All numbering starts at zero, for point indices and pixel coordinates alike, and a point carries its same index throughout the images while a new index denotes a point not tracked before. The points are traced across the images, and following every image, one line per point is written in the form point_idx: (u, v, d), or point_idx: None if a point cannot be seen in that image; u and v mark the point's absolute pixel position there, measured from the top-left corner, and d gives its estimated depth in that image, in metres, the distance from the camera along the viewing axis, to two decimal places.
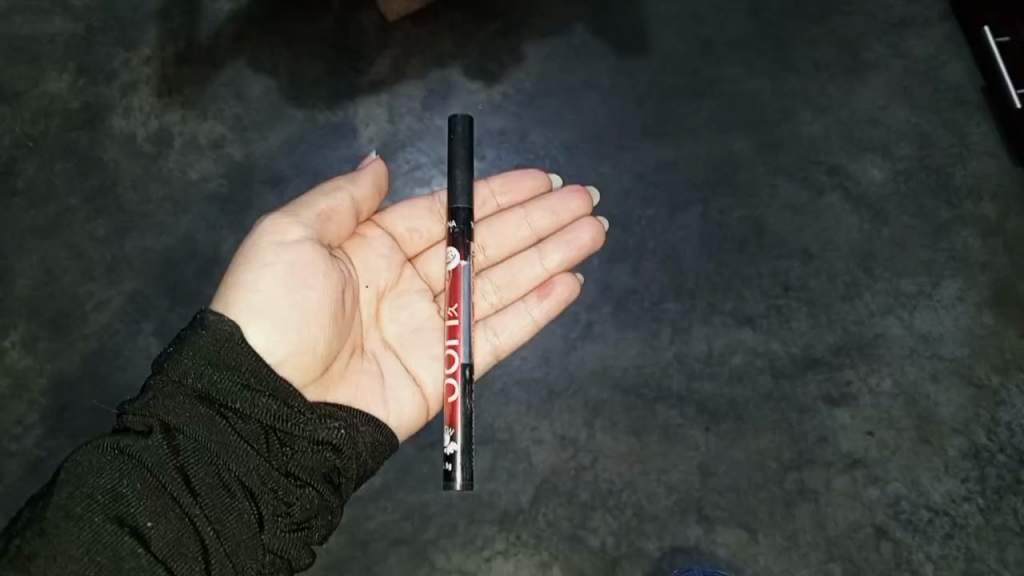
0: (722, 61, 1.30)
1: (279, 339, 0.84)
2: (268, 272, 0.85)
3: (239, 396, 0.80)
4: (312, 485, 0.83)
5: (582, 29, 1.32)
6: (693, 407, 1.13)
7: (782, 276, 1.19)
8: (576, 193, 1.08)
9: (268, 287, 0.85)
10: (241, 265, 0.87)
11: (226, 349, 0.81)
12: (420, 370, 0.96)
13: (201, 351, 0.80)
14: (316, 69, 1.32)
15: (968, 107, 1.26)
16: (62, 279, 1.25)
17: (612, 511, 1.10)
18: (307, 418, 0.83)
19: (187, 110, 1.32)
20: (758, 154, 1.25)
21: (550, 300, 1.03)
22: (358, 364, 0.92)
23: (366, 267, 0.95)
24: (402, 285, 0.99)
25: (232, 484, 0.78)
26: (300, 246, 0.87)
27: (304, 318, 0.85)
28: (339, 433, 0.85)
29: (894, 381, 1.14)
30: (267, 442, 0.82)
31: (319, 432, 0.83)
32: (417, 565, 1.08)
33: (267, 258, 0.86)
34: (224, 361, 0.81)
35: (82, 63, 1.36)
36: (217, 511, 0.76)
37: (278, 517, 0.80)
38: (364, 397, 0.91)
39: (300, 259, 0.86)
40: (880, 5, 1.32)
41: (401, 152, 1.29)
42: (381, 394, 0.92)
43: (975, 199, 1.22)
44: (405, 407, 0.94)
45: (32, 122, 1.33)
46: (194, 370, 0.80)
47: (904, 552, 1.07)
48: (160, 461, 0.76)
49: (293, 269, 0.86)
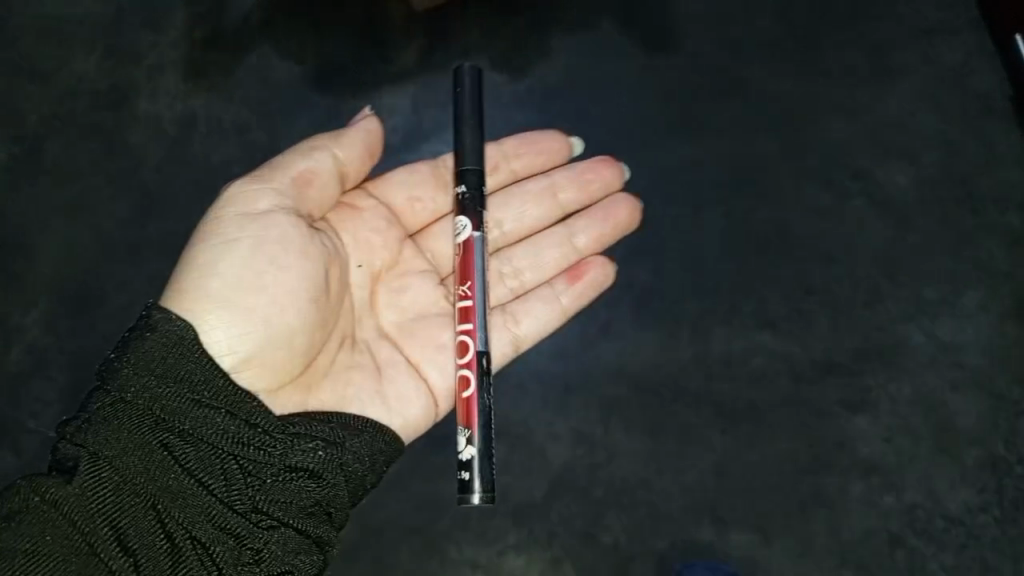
0: (749, 62, 1.29)
1: (246, 333, 0.89)
2: (234, 247, 0.90)
3: (189, 416, 0.82)
4: (284, 523, 0.84)
5: (609, 25, 1.32)
6: (711, 408, 1.13)
7: (804, 279, 1.18)
8: (604, 164, 1.19)
9: (238, 260, 0.90)
10: (209, 239, 0.91)
11: (175, 354, 0.83)
12: (422, 360, 1.02)
13: (149, 353, 0.83)
14: (342, 56, 1.32)
15: (997, 115, 1.25)
16: (85, 258, 1.26)
17: (626, 509, 1.10)
18: (275, 444, 0.85)
19: (213, 94, 1.33)
20: (783, 156, 1.24)
21: (581, 284, 1.14)
22: (348, 357, 0.98)
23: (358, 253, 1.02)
24: (401, 265, 1.05)
25: (177, 532, 0.79)
26: (271, 216, 0.92)
27: (279, 289, 0.90)
28: (315, 457, 0.86)
29: (913, 390, 1.13)
30: (227, 471, 0.83)
31: (292, 457, 0.85)
32: (429, 555, 1.09)
33: (234, 231, 0.91)
34: (172, 373, 0.83)
35: (110, 44, 1.37)
36: (160, 564, 0.77)
37: (243, 564, 0.81)
38: (357, 395, 0.97)
39: (266, 234, 0.91)
40: (910, 11, 1.31)
41: (426, 143, 1.28)
42: (376, 387, 0.98)
43: (1002, 208, 1.20)
44: (410, 400, 0.99)
45: (60, 102, 1.34)
46: (136, 385, 0.82)
47: (917, 561, 1.07)
48: (89, 509, 0.76)
49: (262, 243, 0.91)
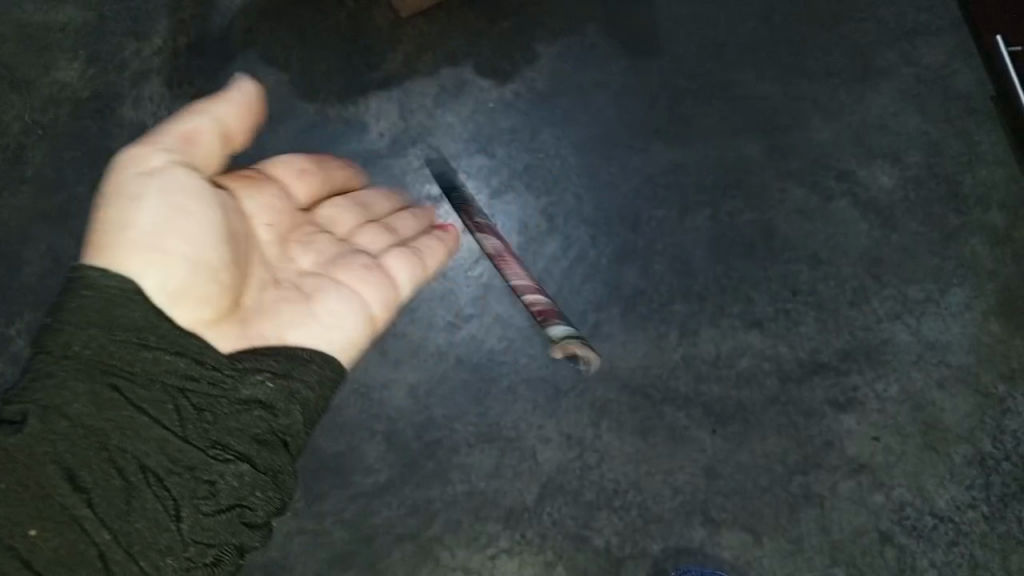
0: (734, 65, 1.30)
1: (167, 279, 0.76)
2: (141, 201, 0.77)
3: (139, 359, 0.73)
4: (243, 455, 0.74)
5: (594, 29, 1.32)
6: (700, 409, 1.14)
7: (791, 280, 1.19)
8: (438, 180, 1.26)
9: (147, 212, 0.77)
10: (113, 199, 0.78)
11: (115, 303, 0.73)
12: (352, 282, 0.90)
13: (86, 309, 0.72)
14: (328, 63, 1.33)
15: (979, 115, 1.26)
16: (70, 268, 1.25)
17: (617, 511, 1.10)
18: (226, 376, 0.77)
19: (197, 102, 1.32)
20: (768, 158, 1.25)
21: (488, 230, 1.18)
22: (270, 296, 0.86)
23: (257, 205, 0.90)
24: (289, 223, 0.93)
25: (128, 467, 0.69)
26: (178, 173, 0.79)
27: (200, 236, 0.78)
28: (267, 388, 0.78)
29: (900, 388, 1.14)
30: (177, 409, 0.73)
31: (245, 389, 0.77)
32: (422, 561, 1.09)
33: (138, 188, 0.78)
34: (115, 318, 0.73)
35: (93, 52, 1.37)
36: (111, 502, 0.66)
37: (200, 499, 0.70)
38: (292, 323, 0.85)
39: (178, 182, 0.78)
40: (892, 12, 1.32)
41: (412, 148, 1.29)
42: (308, 315, 0.86)
43: (985, 207, 1.21)
44: (347, 325, 0.87)
45: (43, 111, 1.33)
46: (77, 337, 0.71)
47: (908, 559, 1.07)
48: (31, 449, 0.66)
49: (172, 191, 0.78)
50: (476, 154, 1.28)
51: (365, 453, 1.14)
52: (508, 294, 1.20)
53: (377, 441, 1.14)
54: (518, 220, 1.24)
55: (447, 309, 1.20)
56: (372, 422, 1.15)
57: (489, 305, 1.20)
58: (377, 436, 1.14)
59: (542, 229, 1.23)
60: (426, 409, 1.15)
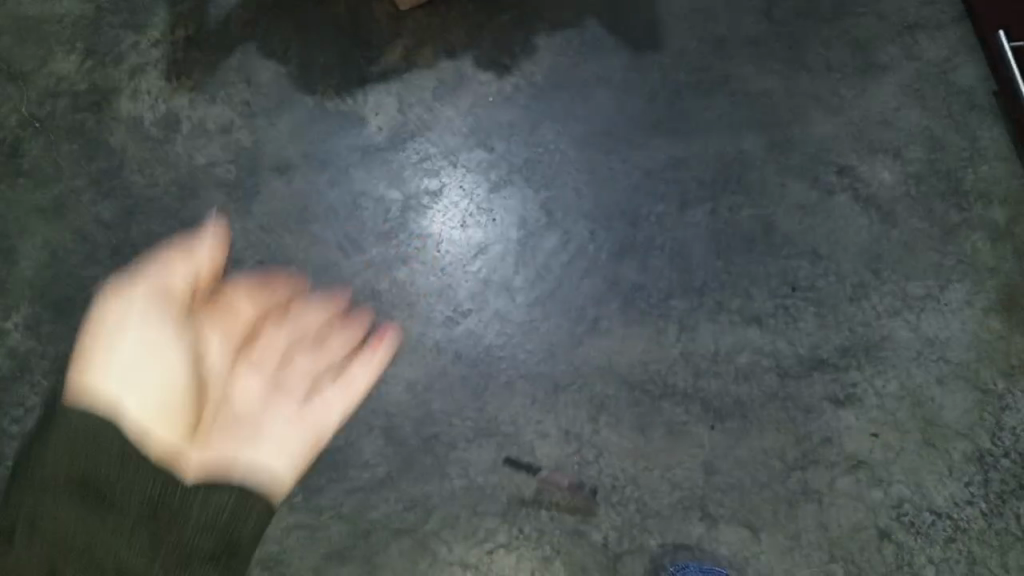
0: (735, 59, 1.29)
1: (145, 403, 0.68)
2: (122, 338, 0.71)
3: (119, 477, 0.62)
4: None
5: (595, 23, 1.32)
6: (699, 405, 1.13)
7: (790, 276, 1.19)
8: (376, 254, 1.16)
9: (119, 349, 0.70)
10: (93, 332, 0.71)
11: (88, 425, 0.63)
12: (294, 429, 0.76)
13: (60, 436, 0.62)
14: (327, 55, 1.32)
15: (980, 111, 1.26)
16: (66, 262, 1.24)
17: (615, 506, 1.10)
18: (195, 493, 0.64)
19: (195, 95, 1.32)
20: (769, 153, 1.25)
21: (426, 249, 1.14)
22: (204, 434, 0.71)
23: (207, 330, 0.78)
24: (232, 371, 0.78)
25: None
26: (146, 312, 0.73)
27: (164, 373, 0.71)
28: (233, 497, 0.65)
29: (899, 384, 1.14)
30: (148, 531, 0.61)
31: (212, 497, 0.64)
32: (419, 556, 1.09)
33: (117, 326, 0.72)
34: (89, 439, 0.63)
35: (89, 43, 1.36)
36: None
37: None
38: (237, 451, 0.71)
39: (153, 334, 0.72)
40: (894, 6, 1.32)
41: (410, 142, 1.28)
42: (247, 451, 0.72)
43: (986, 203, 1.21)
44: (284, 470, 0.73)
45: (39, 103, 1.32)
46: (51, 454, 0.62)
47: (907, 555, 1.07)
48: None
49: (151, 341, 0.72)
50: (475, 148, 1.27)
51: (363, 447, 1.13)
52: (506, 289, 1.20)
53: (375, 435, 1.14)
54: (517, 214, 1.24)
55: (446, 304, 1.20)
56: (370, 416, 1.14)
57: (488, 300, 1.20)
58: (375, 430, 1.14)
59: (541, 224, 1.23)
60: (424, 404, 1.15)
